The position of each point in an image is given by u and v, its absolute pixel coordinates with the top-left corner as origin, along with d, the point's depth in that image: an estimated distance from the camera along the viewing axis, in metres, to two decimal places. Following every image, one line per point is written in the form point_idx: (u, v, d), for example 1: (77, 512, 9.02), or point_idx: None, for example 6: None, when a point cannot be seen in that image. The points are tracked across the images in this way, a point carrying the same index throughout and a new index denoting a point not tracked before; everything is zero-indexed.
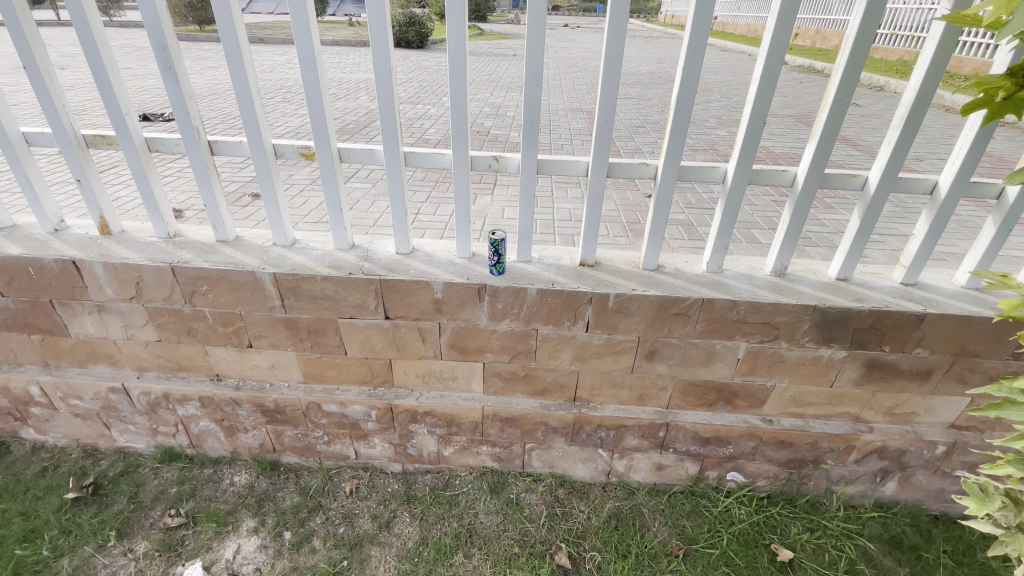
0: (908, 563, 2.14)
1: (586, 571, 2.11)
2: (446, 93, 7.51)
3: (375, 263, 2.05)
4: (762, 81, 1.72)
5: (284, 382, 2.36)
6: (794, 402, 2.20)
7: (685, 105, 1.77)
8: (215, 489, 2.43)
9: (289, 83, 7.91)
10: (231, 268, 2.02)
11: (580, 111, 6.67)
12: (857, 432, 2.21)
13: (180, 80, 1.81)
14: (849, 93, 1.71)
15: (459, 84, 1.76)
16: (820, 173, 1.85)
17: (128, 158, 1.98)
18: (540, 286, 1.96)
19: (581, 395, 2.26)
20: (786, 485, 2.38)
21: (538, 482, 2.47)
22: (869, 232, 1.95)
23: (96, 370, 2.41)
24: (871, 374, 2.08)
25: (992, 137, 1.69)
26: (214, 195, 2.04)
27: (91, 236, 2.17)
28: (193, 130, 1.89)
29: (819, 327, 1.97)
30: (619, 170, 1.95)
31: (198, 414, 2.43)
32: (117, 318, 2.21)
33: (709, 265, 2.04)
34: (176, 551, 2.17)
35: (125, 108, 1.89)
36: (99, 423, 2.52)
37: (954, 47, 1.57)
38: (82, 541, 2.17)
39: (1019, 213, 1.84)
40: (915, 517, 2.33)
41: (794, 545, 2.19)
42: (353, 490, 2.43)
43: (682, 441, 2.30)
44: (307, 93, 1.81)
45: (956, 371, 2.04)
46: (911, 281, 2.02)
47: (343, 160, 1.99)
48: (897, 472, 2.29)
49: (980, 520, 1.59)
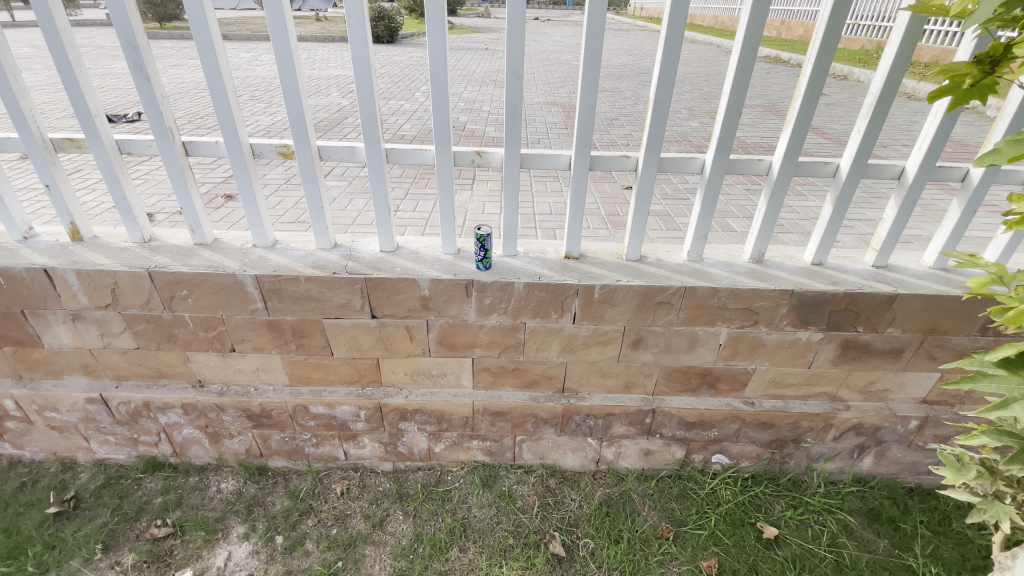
0: (887, 534, 2.24)
1: (580, 558, 2.14)
2: (420, 88, 7.45)
3: (359, 262, 2.04)
4: (737, 72, 1.76)
5: (269, 385, 2.33)
6: (774, 384, 2.27)
7: (664, 98, 1.80)
8: (201, 497, 2.39)
9: (256, 80, 7.73)
10: (211, 272, 1.98)
11: (555, 105, 6.69)
12: (834, 411, 2.29)
13: (152, 79, 1.76)
14: (821, 82, 1.76)
15: (441, 81, 1.76)
16: (794, 162, 1.91)
17: (99, 161, 1.92)
18: (527, 279, 1.97)
19: (569, 386, 2.29)
20: (769, 465, 2.46)
21: (529, 473, 2.50)
22: (842, 217, 2.02)
23: (71, 381, 2.33)
24: (846, 354, 2.16)
25: (956, 123, 1.76)
26: (189, 197, 1.99)
27: (62, 243, 2.10)
28: (167, 131, 1.84)
29: (797, 310, 2.04)
30: (600, 163, 1.97)
31: (181, 421, 2.38)
32: (93, 327, 2.15)
33: (690, 254, 2.09)
34: (165, 562, 2.13)
35: (93, 110, 1.83)
36: (77, 436, 2.45)
37: (919, 37, 1.63)
38: (67, 555, 2.12)
39: (983, 195, 1.92)
40: (891, 490, 2.44)
41: (779, 523, 2.27)
42: (344, 491, 2.42)
43: (668, 427, 2.35)
44: (284, 91, 1.78)
45: (926, 349, 2.14)
46: (882, 263, 2.10)
47: (323, 158, 1.97)
48: (873, 447, 2.39)
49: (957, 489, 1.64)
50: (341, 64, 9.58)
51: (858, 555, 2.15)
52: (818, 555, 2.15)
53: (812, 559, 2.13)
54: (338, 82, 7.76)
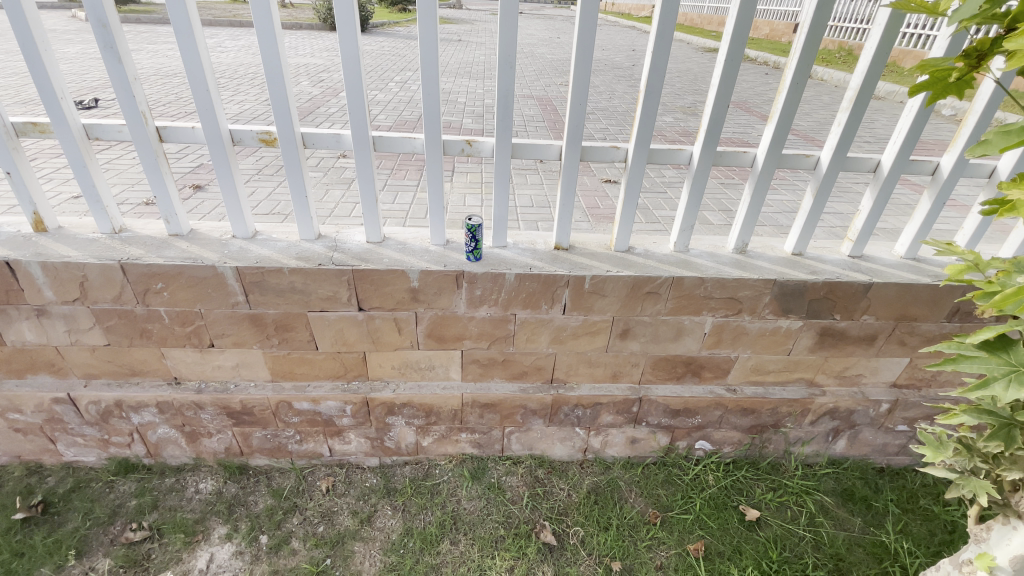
0: (860, 513, 2.35)
1: (571, 546, 2.16)
2: (392, 78, 7.30)
3: (346, 253, 1.99)
4: (726, 65, 1.78)
5: (250, 382, 2.25)
6: (755, 371, 2.34)
7: (655, 89, 1.81)
8: (179, 498, 2.30)
9: (221, 67, 7.43)
10: (188, 263, 1.89)
11: (531, 97, 6.68)
12: (812, 396, 2.38)
13: (124, 60, 1.67)
14: (805, 76, 1.80)
15: (432, 67, 1.72)
16: (777, 155, 1.95)
17: (65, 147, 1.81)
18: (518, 270, 1.97)
19: (558, 376, 2.30)
20: (749, 450, 2.54)
21: (518, 464, 2.50)
22: (821, 209, 2.08)
23: (36, 380, 2.20)
24: (824, 341, 2.24)
25: (929, 118, 1.84)
26: (164, 185, 1.90)
27: (23, 234, 1.97)
28: (140, 115, 1.75)
29: (779, 299, 2.09)
30: (591, 154, 1.98)
31: (156, 420, 2.29)
32: (60, 323, 2.03)
33: (676, 244, 2.12)
34: (143, 566, 2.05)
35: (59, 92, 1.72)
36: (42, 438, 2.32)
37: (898, 33, 1.70)
38: (37, 563, 2.01)
39: (951, 188, 2.03)
40: (864, 470, 2.55)
41: (760, 505, 2.35)
42: (330, 488, 2.38)
43: (654, 414, 2.39)
44: (268, 75, 1.71)
45: (897, 335, 2.24)
46: (857, 253, 2.18)
47: (307, 146, 1.91)
48: (847, 430, 2.49)
49: (937, 467, 1.73)
50: (312, 53, 9.30)
51: (835, 533, 2.24)
52: (798, 535, 2.23)
53: (793, 539, 2.22)
54: (308, 71, 7.53)
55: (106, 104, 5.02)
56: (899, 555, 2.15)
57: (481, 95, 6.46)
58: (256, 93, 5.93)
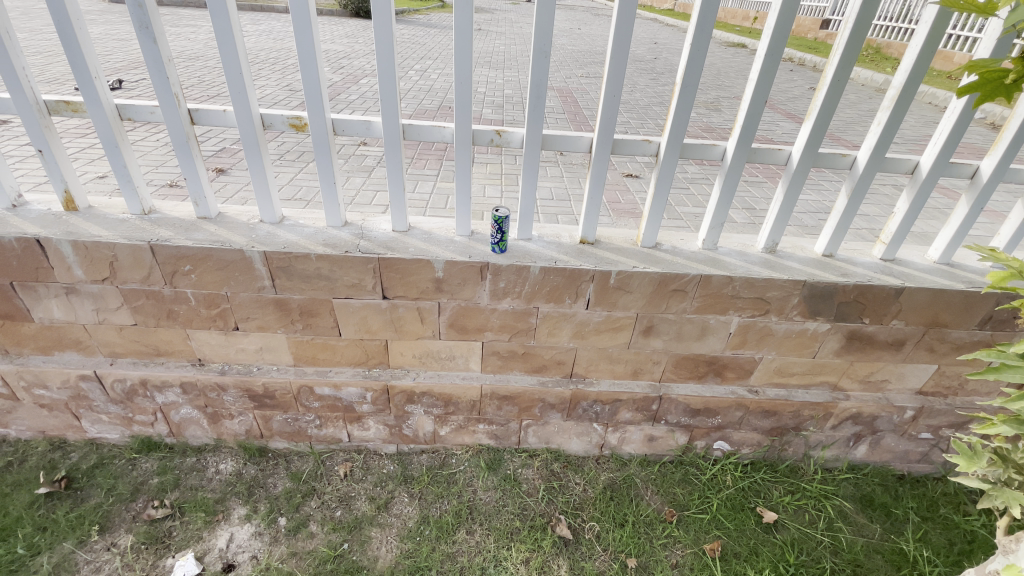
0: (879, 520, 2.32)
1: (586, 540, 2.16)
2: (411, 66, 7.25)
3: (372, 241, 1.98)
4: (766, 60, 1.72)
5: (272, 365, 2.28)
6: (778, 373, 2.31)
7: (691, 83, 1.77)
8: (200, 478, 2.34)
9: None
10: (217, 247, 1.90)
11: (552, 88, 6.60)
12: (835, 400, 2.35)
13: (158, 41, 1.66)
14: (847, 73, 1.75)
15: (466, 56, 1.71)
16: (814, 154, 1.90)
17: (98, 127, 1.82)
18: (544, 264, 1.95)
19: (578, 371, 2.29)
20: (767, 452, 2.51)
21: (534, 457, 2.51)
22: (855, 210, 2.04)
23: (63, 357, 2.24)
24: (850, 345, 2.20)
25: (972, 119, 1.79)
26: (195, 168, 1.91)
27: (55, 212, 2.00)
28: (172, 97, 1.76)
29: (807, 301, 2.06)
30: (622, 147, 1.95)
31: (179, 401, 2.32)
32: (88, 302, 2.06)
33: (705, 242, 2.09)
34: (165, 543, 2.09)
35: (93, 72, 1.73)
36: (68, 414, 2.37)
37: (945, 30, 1.63)
38: (60, 537, 2.05)
39: (990, 192, 1.98)
40: (884, 477, 2.52)
41: (777, 507, 2.33)
42: (347, 473, 2.40)
43: (673, 413, 2.37)
44: (300, 61, 1.70)
45: (927, 341, 2.20)
46: (889, 257, 2.14)
47: (336, 132, 1.90)
48: (868, 436, 2.46)
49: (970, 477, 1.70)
50: (332, 39, 9.25)
51: (854, 539, 2.21)
52: (815, 538, 2.21)
53: (810, 542, 2.20)
54: (328, 56, 7.52)
55: (129, 86, 5.04)
56: (919, 563, 2.12)
57: (501, 86, 6.39)
58: (277, 78, 5.94)
